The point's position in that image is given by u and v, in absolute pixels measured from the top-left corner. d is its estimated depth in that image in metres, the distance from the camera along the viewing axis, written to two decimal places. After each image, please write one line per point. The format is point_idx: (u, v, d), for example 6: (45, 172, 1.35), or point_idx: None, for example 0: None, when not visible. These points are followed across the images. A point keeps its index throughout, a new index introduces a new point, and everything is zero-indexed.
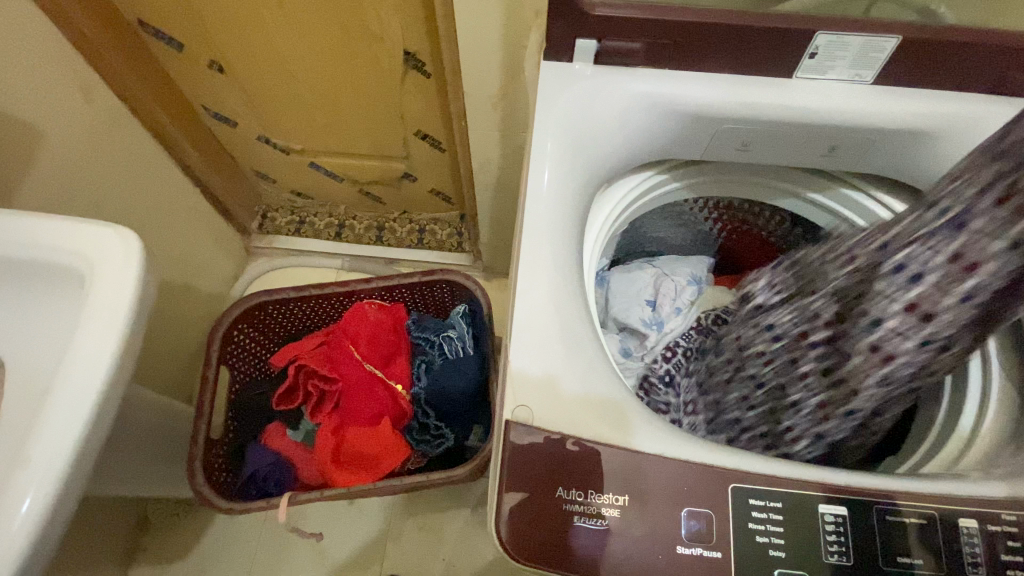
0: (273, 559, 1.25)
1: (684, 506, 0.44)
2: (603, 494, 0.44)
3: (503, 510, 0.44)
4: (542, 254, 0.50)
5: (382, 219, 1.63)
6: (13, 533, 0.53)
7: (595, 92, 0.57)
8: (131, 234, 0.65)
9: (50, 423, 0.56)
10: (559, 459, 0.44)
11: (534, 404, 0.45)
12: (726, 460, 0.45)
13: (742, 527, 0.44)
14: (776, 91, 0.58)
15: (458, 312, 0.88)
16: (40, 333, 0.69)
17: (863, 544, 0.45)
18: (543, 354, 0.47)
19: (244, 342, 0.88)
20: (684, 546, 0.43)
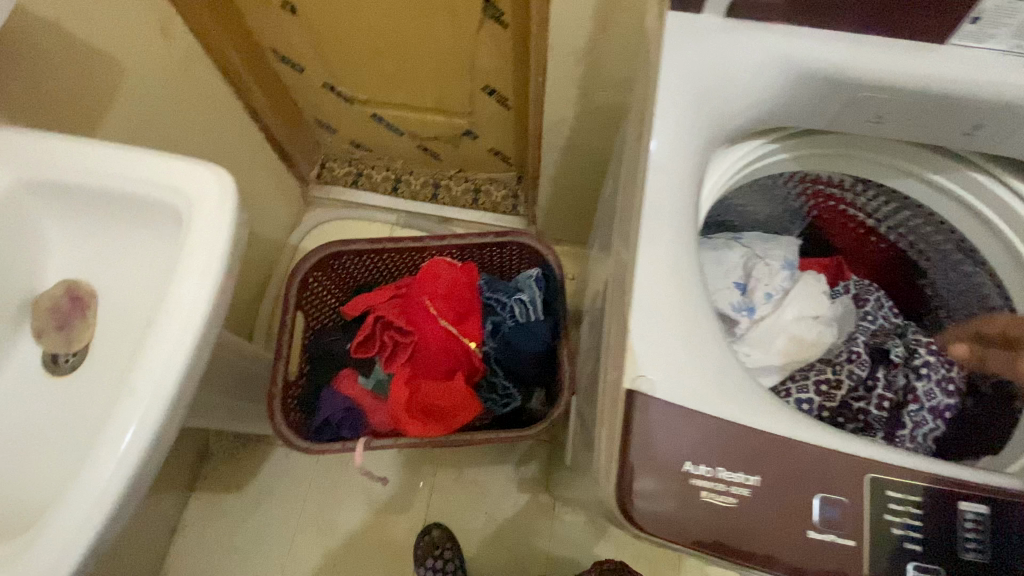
0: (324, 497, 1.31)
1: (818, 491, 0.42)
2: (734, 472, 0.42)
3: (625, 481, 0.43)
4: (665, 220, 0.48)
5: (438, 176, 1.61)
6: (117, 460, 0.54)
7: (726, 48, 0.52)
8: (226, 177, 0.66)
9: (152, 356, 0.58)
10: (688, 432, 0.42)
11: (657, 375, 0.43)
12: (860, 449, 0.43)
13: (878, 517, 0.42)
14: (923, 58, 0.53)
15: (529, 275, 0.86)
16: (134, 266, 0.70)
17: (1001, 544, 0.43)
18: (666, 324, 0.45)
19: (318, 290, 0.90)
20: (817, 531, 0.42)
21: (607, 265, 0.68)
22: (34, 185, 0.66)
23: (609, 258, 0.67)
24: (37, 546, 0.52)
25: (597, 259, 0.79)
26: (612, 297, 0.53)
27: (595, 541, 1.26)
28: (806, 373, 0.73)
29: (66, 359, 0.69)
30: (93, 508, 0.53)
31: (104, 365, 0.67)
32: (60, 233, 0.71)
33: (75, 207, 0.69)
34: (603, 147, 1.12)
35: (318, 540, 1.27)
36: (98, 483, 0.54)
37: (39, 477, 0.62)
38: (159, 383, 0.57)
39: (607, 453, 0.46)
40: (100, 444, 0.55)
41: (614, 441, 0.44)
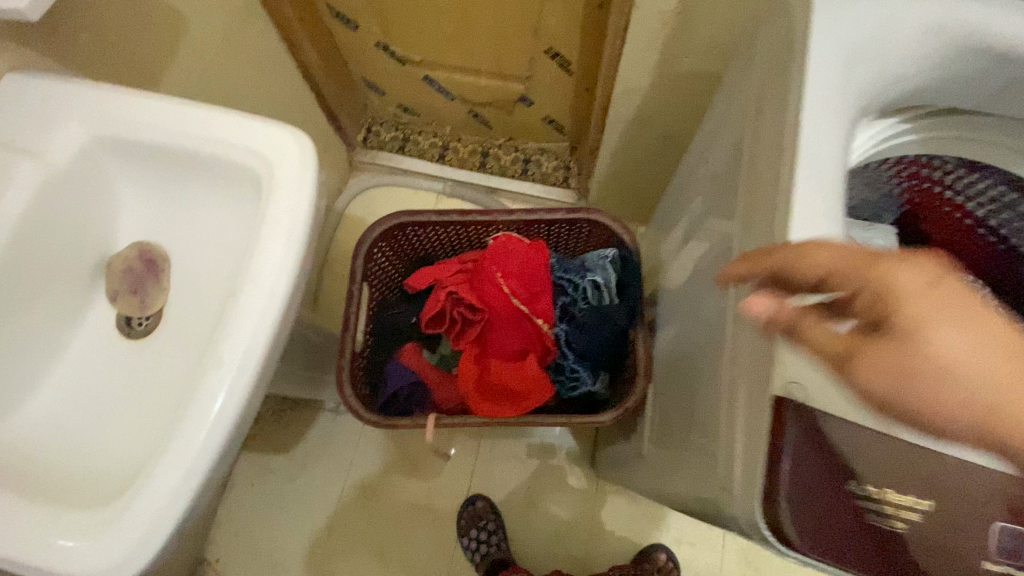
0: (369, 463, 1.32)
1: (995, 519, 0.41)
2: (903, 495, 0.41)
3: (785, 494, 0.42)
4: (814, 207, 0.43)
5: (486, 144, 1.55)
6: (208, 427, 0.53)
7: (883, 17, 0.47)
8: (307, 141, 0.62)
9: (240, 324, 0.56)
10: (853, 452, 0.42)
11: (807, 385, 0.42)
12: None
13: None
14: None
15: (601, 255, 0.82)
16: (208, 230, 0.68)
17: None
18: None
19: (381, 261, 0.88)
20: (989, 559, 0.41)
21: (710, 251, 0.63)
22: (110, 142, 0.64)
23: (712, 242, 0.62)
24: (128, 517, 0.50)
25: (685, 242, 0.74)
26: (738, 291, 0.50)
27: (638, 521, 1.26)
28: None
29: (140, 322, 0.67)
30: (183, 480, 0.51)
31: (178, 331, 0.65)
32: (134, 192, 0.69)
33: (150, 167, 0.67)
34: (677, 120, 1.05)
35: (363, 504, 1.29)
36: (188, 453, 0.52)
37: (117, 442, 0.60)
38: (247, 351, 0.55)
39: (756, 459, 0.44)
40: (190, 411, 0.53)
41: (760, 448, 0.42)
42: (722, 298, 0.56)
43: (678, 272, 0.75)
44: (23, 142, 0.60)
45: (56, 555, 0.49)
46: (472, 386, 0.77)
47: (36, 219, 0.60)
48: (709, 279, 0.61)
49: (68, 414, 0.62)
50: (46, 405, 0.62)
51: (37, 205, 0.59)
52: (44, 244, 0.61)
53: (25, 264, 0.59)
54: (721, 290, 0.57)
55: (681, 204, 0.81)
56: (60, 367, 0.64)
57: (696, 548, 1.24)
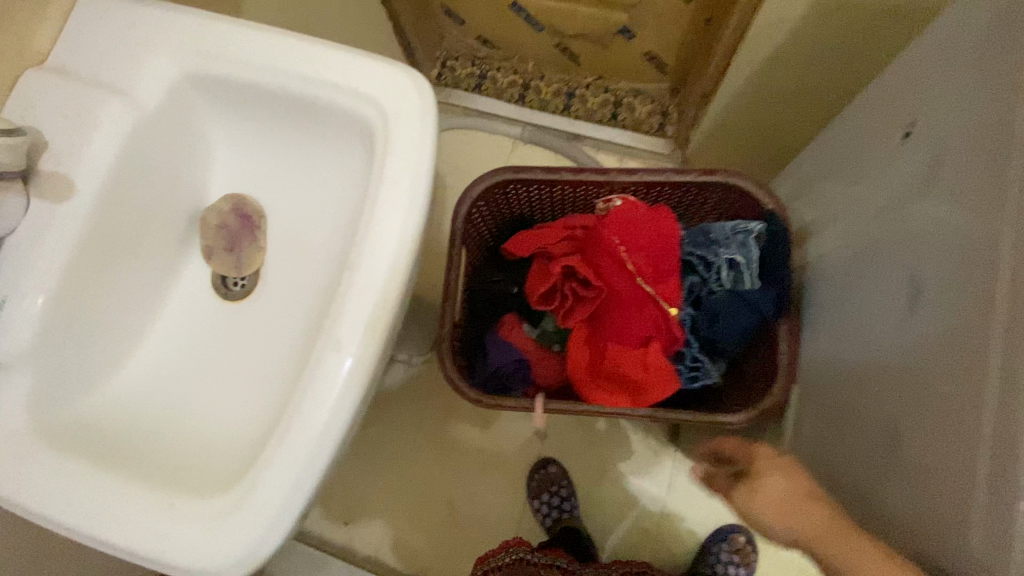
0: (438, 422, 1.29)
1: None
2: None
3: None
4: None
5: (572, 84, 1.39)
6: (327, 415, 0.47)
7: None
8: (427, 88, 0.53)
9: (358, 301, 0.49)
10: None
11: None
12: None
13: None
14: None
15: (735, 227, 0.71)
16: (307, 185, 0.60)
17: None
18: None
19: (478, 221, 0.79)
20: None
21: (935, 241, 0.52)
22: (201, 80, 0.56)
23: (944, 234, 0.51)
24: (248, 506, 0.46)
25: None
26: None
27: (716, 502, 1.21)
28: None
29: (238, 283, 0.61)
30: (304, 471, 0.46)
31: (275, 297, 0.59)
32: (227, 139, 0.62)
33: (243, 109, 0.59)
34: (824, 65, 0.88)
35: (432, 462, 1.27)
36: (308, 442, 0.47)
37: (221, 417, 0.55)
38: (370, 332, 0.49)
39: None
40: (308, 396, 0.48)
41: None
42: (976, 312, 0.45)
43: (862, 257, 0.64)
44: (111, 78, 0.53)
45: (177, 540, 0.45)
46: (581, 369, 0.71)
47: (127, 167, 0.53)
48: (936, 281, 0.51)
49: (167, 382, 0.57)
50: (146, 370, 0.58)
51: (129, 152, 0.52)
52: (137, 196, 0.55)
53: (120, 219, 0.53)
54: (970, 297, 0.46)
55: (858, 176, 0.69)
56: (157, 331, 0.59)
57: None
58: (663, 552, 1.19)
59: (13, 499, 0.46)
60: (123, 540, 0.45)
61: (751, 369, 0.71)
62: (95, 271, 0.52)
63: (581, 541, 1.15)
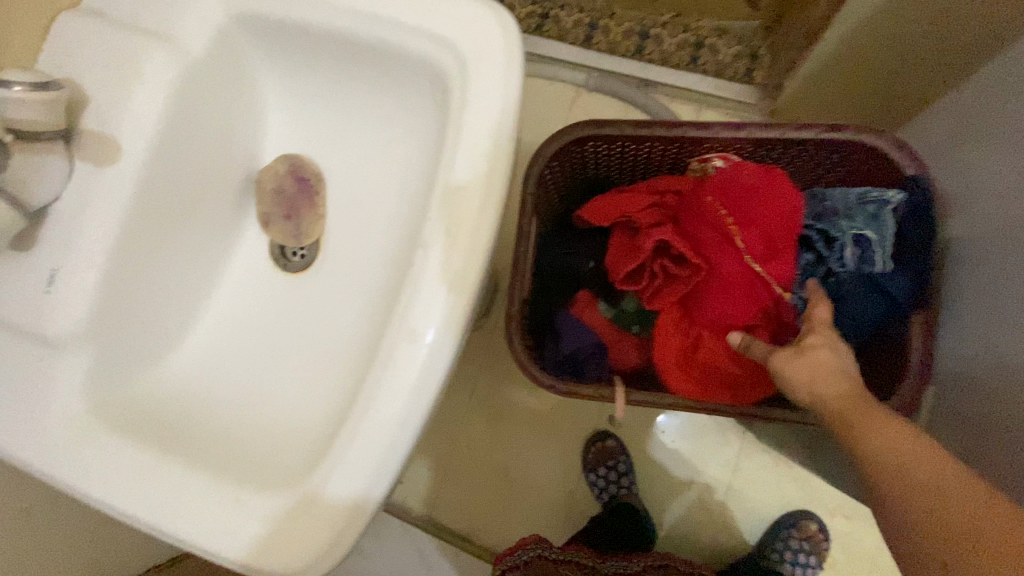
0: (490, 392, 1.24)
1: None
2: None
3: None
4: None
5: (647, 22, 1.23)
6: (402, 411, 0.42)
7: None
8: (512, 25, 0.44)
9: (433, 284, 0.42)
10: None
11: None
12: None
13: None
14: None
15: (863, 196, 0.64)
16: (371, 144, 0.53)
17: None
18: None
19: (550, 184, 0.70)
20: None
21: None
22: (252, 21, 0.48)
23: None
24: (317, 507, 0.42)
25: None
26: None
27: (787, 487, 1.13)
28: None
29: (298, 253, 0.56)
30: (378, 471, 0.42)
31: (338, 269, 0.54)
32: (281, 91, 0.55)
33: (298, 55, 0.51)
34: None
35: (484, 431, 1.24)
36: (381, 441, 0.42)
37: (286, 400, 0.51)
38: (448, 320, 0.42)
39: None
40: (380, 391, 0.42)
41: None
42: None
43: None
44: (153, 22, 0.46)
45: (247, 536, 0.42)
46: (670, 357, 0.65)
47: (176, 126, 0.47)
48: None
49: (228, 360, 0.54)
50: (205, 348, 0.54)
51: (176, 108, 0.46)
52: (188, 158, 0.49)
53: (172, 185, 0.48)
54: None
55: None
56: (214, 304, 0.56)
57: (851, 523, 1.11)
58: (725, 534, 1.14)
59: (80, 486, 0.43)
60: (193, 533, 0.43)
61: (885, 359, 0.63)
62: (148, 242, 0.47)
63: (636, 516, 1.12)
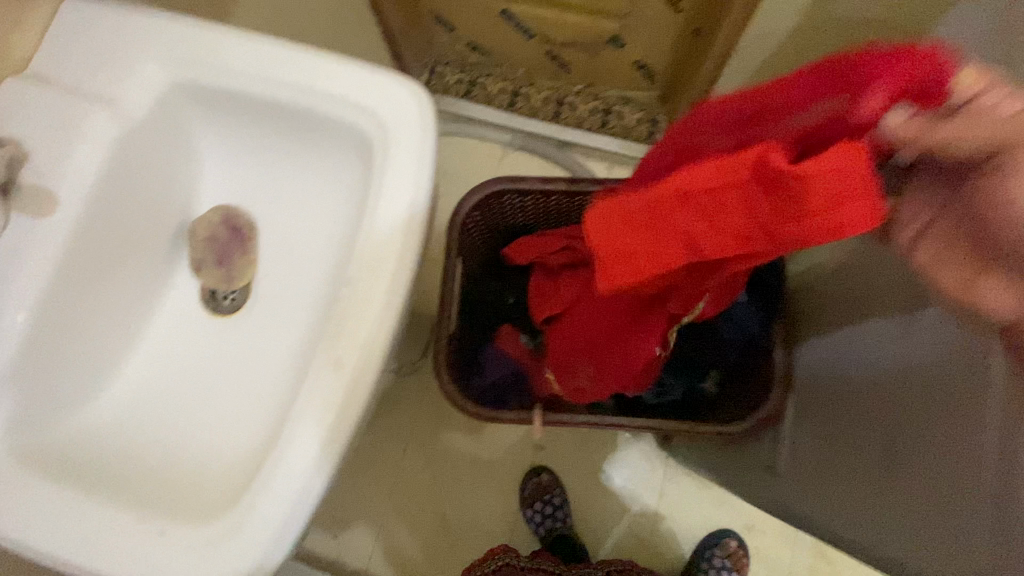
0: (429, 434, 1.27)
1: None
2: None
3: None
4: None
5: (562, 91, 1.39)
6: (327, 433, 0.46)
7: None
8: (425, 99, 0.52)
9: (357, 317, 0.48)
10: None
11: None
12: None
13: None
14: None
15: None
16: (301, 197, 0.59)
17: None
18: None
19: (473, 232, 0.78)
20: None
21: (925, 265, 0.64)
22: (190, 88, 0.54)
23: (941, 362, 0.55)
24: (242, 533, 0.44)
25: None
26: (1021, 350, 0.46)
27: (709, 508, 1.21)
28: None
29: (227, 297, 0.59)
30: (302, 493, 0.45)
31: (270, 310, 0.58)
32: (218, 149, 0.60)
33: (234, 119, 0.57)
34: None
35: (422, 473, 1.25)
36: (306, 464, 0.46)
37: (214, 434, 0.53)
38: (369, 349, 0.48)
39: None
40: (305, 416, 0.47)
41: None
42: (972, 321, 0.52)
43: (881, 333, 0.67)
44: (97, 89, 0.51)
45: (171, 566, 0.44)
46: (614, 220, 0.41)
47: (115, 178, 0.51)
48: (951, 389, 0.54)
49: (155, 401, 0.55)
50: (134, 389, 0.56)
51: (114, 163, 0.51)
52: (124, 208, 0.53)
53: (109, 231, 0.52)
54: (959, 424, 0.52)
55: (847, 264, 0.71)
56: (143, 347, 0.57)
57: (767, 537, 1.20)
58: (656, 558, 1.20)
59: None
60: (116, 567, 0.44)
61: (751, 383, 0.71)
62: (79, 286, 0.50)
63: (574, 550, 1.15)
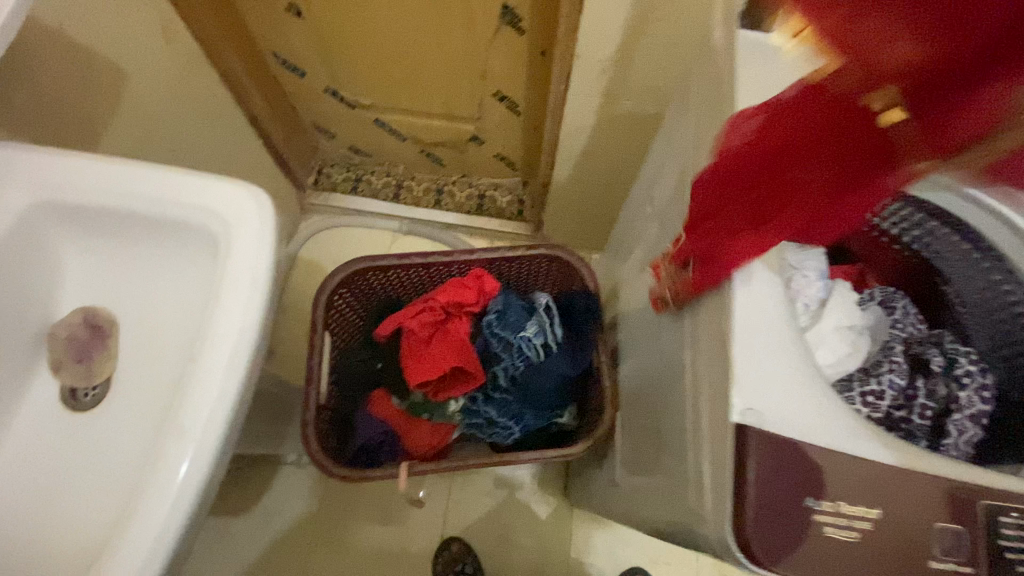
0: (337, 518, 1.26)
1: (938, 522, 0.47)
2: (853, 507, 0.47)
3: (789, 502, 0.47)
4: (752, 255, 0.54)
5: (440, 182, 1.57)
6: (171, 499, 0.50)
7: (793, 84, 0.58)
8: (265, 198, 0.62)
9: (200, 390, 0.54)
10: (810, 477, 0.47)
11: (759, 409, 0.49)
12: (965, 474, 0.48)
13: (990, 543, 0.47)
14: None
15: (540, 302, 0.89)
16: (160, 291, 0.66)
17: None
18: (764, 378, 0.50)
19: (342, 308, 0.87)
20: (940, 561, 0.46)
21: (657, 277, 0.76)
22: (53, 207, 0.61)
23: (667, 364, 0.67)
24: None
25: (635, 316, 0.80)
26: (692, 332, 0.60)
27: (616, 551, 1.26)
28: (853, 384, 0.71)
29: (87, 393, 0.63)
30: (145, 559, 0.49)
31: (131, 398, 0.62)
32: (82, 256, 0.66)
33: (95, 229, 0.65)
34: (621, 159, 1.09)
35: (333, 561, 1.23)
36: (150, 531, 0.49)
37: (77, 518, 0.57)
38: (211, 417, 0.53)
39: (789, 483, 0.47)
40: (150, 484, 0.51)
41: (836, 478, 0.47)
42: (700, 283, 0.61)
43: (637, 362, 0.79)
44: None
45: None
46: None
47: None
48: (670, 383, 0.65)
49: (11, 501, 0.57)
50: None
51: None
52: None
53: None
54: (679, 405, 0.62)
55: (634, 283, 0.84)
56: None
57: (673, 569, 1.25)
58: None
59: None
60: None
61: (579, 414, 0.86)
62: None
63: None
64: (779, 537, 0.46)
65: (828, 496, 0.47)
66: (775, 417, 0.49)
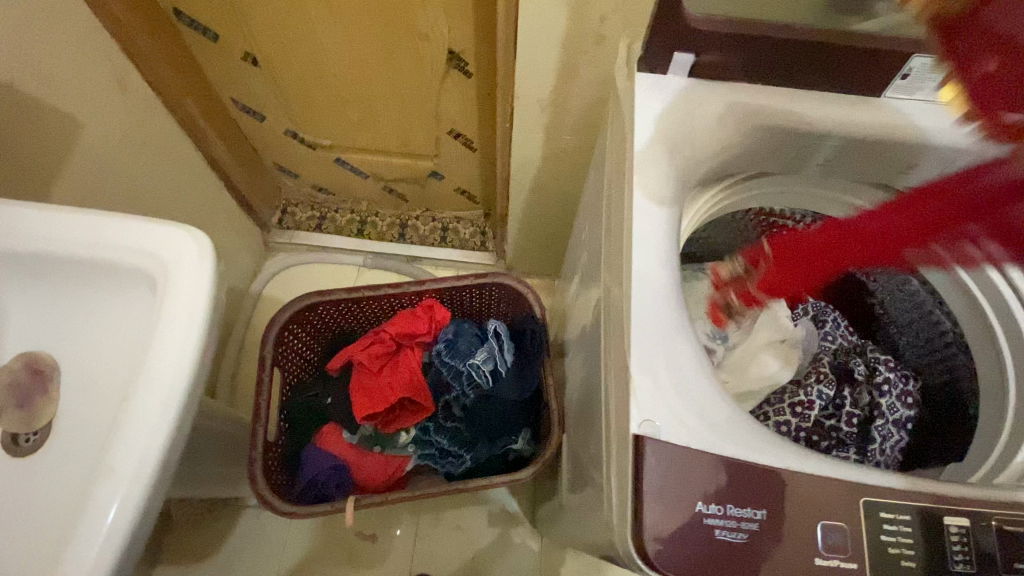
0: (301, 560, 1.23)
1: (820, 520, 0.50)
2: (742, 510, 0.50)
3: (682, 510, 0.50)
4: (653, 275, 0.57)
5: (404, 216, 1.61)
6: (101, 539, 0.51)
7: (691, 121, 0.64)
8: (203, 238, 0.63)
9: (133, 430, 0.55)
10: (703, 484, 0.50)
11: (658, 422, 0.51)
12: (855, 475, 0.51)
13: (876, 537, 0.50)
14: (844, 110, 0.66)
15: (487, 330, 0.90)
16: (103, 332, 0.67)
17: (934, 545, 0.50)
18: (665, 394, 0.52)
19: (292, 343, 0.88)
20: (824, 557, 0.50)
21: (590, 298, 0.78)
22: None
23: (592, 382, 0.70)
24: None
25: (577, 341, 0.82)
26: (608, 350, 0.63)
27: None
28: (780, 397, 0.74)
29: (28, 438, 0.63)
30: None
31: (70, 441, 0.62)
32: (26, 300, 0.68)
33: (38, 273, 0.66)
34: (569, 189, 1.14)
35: None
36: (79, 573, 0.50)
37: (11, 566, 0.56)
38: (143, 456, 0.54)
39: (683, 492, 0.50)
40: (80, 526, 0.51)
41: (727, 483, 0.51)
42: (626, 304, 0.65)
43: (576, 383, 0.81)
44: None
45: None
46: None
47: None
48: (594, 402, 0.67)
49: None
50: None
51: None
52: None
53: None
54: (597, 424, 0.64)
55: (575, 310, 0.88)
56: None
57: None
58: None
59: None
60: None
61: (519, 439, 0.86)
62: None
63: None
64: (676, 543, 0.50)
65: (720, 501, 0.50)
66: (673, 429, 0.51)
